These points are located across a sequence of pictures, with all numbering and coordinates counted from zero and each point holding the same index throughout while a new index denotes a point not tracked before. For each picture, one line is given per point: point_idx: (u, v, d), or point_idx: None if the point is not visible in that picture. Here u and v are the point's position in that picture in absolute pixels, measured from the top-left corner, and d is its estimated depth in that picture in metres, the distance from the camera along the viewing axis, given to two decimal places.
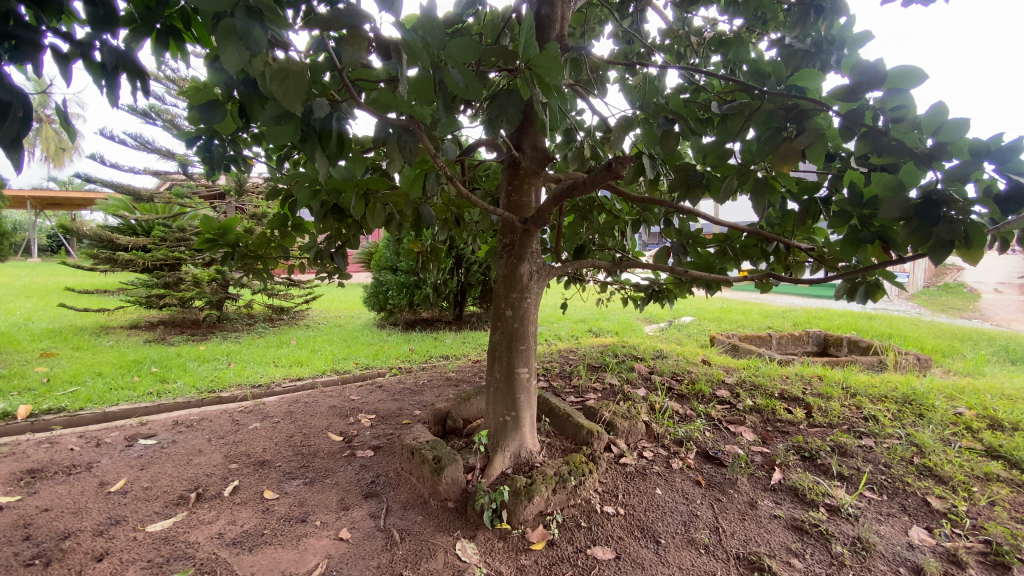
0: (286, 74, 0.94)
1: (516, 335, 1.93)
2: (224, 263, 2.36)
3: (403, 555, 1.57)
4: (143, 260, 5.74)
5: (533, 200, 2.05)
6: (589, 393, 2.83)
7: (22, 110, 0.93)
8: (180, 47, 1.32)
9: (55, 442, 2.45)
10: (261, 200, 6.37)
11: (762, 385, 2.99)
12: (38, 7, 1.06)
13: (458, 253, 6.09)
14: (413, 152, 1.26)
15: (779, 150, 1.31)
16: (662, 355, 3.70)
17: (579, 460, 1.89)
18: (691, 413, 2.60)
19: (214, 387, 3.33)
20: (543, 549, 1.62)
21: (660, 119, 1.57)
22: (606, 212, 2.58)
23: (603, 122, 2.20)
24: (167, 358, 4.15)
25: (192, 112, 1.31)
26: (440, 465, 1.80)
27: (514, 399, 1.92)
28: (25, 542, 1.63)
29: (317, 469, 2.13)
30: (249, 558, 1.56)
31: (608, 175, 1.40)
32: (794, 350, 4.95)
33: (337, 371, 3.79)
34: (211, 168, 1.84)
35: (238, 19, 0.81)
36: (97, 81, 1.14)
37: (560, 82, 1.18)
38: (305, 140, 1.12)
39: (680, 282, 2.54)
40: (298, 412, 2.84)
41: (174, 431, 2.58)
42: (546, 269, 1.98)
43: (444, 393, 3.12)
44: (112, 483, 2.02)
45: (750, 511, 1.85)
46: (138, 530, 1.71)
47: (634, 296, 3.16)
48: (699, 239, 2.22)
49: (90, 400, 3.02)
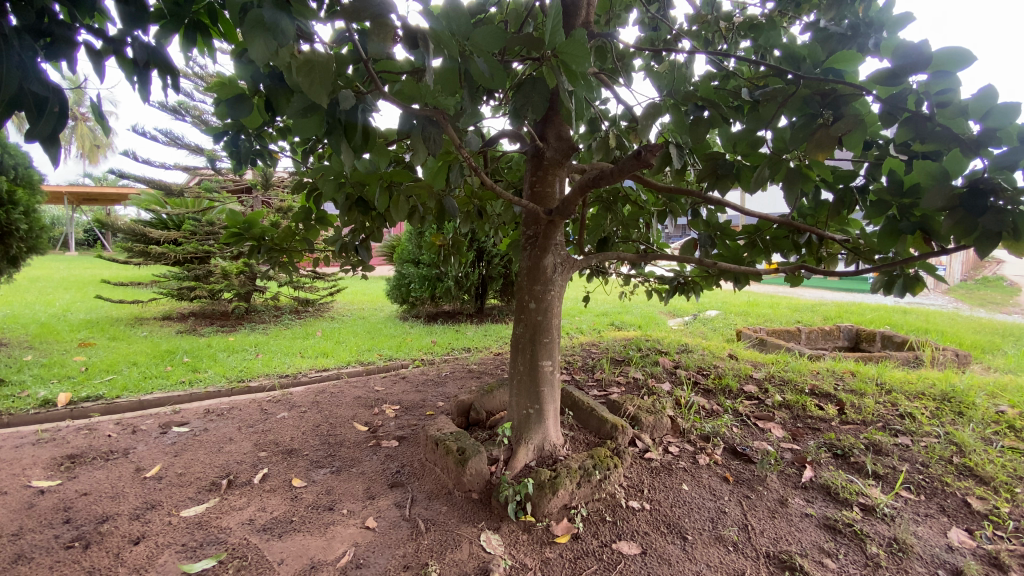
0: (313, 65, 0.94)
1: (539, 328, 1.92)
2: (251, 256, 2.39)
3: (429, 544, 1.58)
4: (174, 253, 5.91)
5: (558, 190, 2.02)
6: (613, 387, 2.81)
7: (59, 106, 0.96)
8: (207, 42, 1.36)
9: (93, 428, 2.54)
10: (287, 194, 6.48)
11: (792, 380, 2.92)
12: (74, 6, 1.10)
13: (480, 246, 6.08)
14: (437, 143, 1.28)
15: (814, 138, 1.27)
16: (687, 349, 3.64)
17: (604, 454, 1.87)
18: (718, 408, 2.56)
19: (243, 376, 3.42)
20: (568, 543, 1.61)
21: (691, 106, 1.55)
22: (631, 203, 2.54)
23: (628, 111, 2.15)
24: (198, 348, 4.26)
25: (220, 107, 1.34)
26: (464, 456, 1.81)
27: (538, 393, 1.91)
28: (65, 525, 1.70)
29: (344, 458, 2.17)
30: (279, 544, 1.59)
31: (637, 165, 1.35)
32: (823, 345, 4.81)
33: (362, 362, 3.85)
34: (239, 163, 1.89)
35: (266, 10, 0.82)
36: (129, 76, 1.18)
37: (587, 71, 1.15)
38: (331, 132, 1.14)
39: (707, 275, 2.47)
40: (325, 402, 2.89)
41: (206, 419, 2.65)
42: (570, 261, 1.96)
43: (466, 385, 3.14)
44: (147, 468, 2.09)
45: (780, 508, 1.81)
46: (173, 515, 1.76)
47: (659, 289, 3.10)
48: (727, 230, 2.18)
49: (126, 388, 3.12)
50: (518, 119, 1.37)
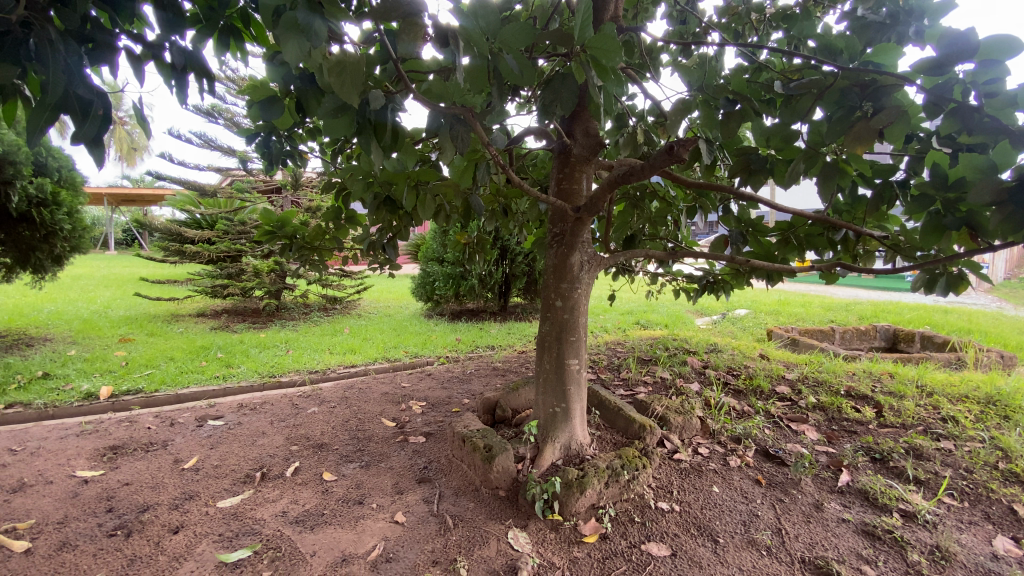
0: (343, 66, 0.95)
1: (566, 326, 1.91)
2: (282, 254, 2.45)
3: (457, 540, 1.59)
4: (208, 251, 6.10)
5: (585, 187, 2.00)
6: (639, 386, 2.77)
7: (102, 108, 1.03)
8: (240, 46, 1.43)
9: (134, 421, 2.64)
10: (316, 194, 6.60)
11: (826, 381, 2.83)
12: (114, 12, 1.15)
13: (503, 244, 6.08)
14: (465, 142, 1.30)
15: (852, 131, 1.23)
16: (716, 348, 3.57)
17: (632, 454, 1.85)
18: (749, 409, 2.51)
19: (274, 372, 3.51)
20: (596, 543, 1.60)
21: (722, 100, 1.51)
22: (659, 199, 2.50)
23: (657, 106, 2.12)
24: (231, 344, 4.39)
25: (253, 109, 1.39)
26: (491, 453, 1.81)
27: (564, 391, 1.90)
28: (108, 513, 1.77)
29: (372, 453, 2.20)
30: (311, 536, 1.63)
31: (669, 160, 1.32)
32: (858, 346, 4.66)
33: (388, 359, 3.90)
34: (270, 163, 1.94)
35: (301, 12, 0.83)
36: (167, 80, 1.24)
37: (617, 65, 1.14)
38: (361, 132, 1.17)
39: (737, 273, 2.42)
40: (353, 398, 2.94)
41: (239, 413, 2.73)
42: (597, 259, 1.93)
43: (491, 383, 3.15)
44: (185, 460, 2.16)
45: (815, 513, 1.76)
46: (210, 505, 1.81)
47: (687, 288, 3.05)
48: (760, 227, 2.12)
49: (164, 382, 3.24)
50: (546, 116, 1.37)
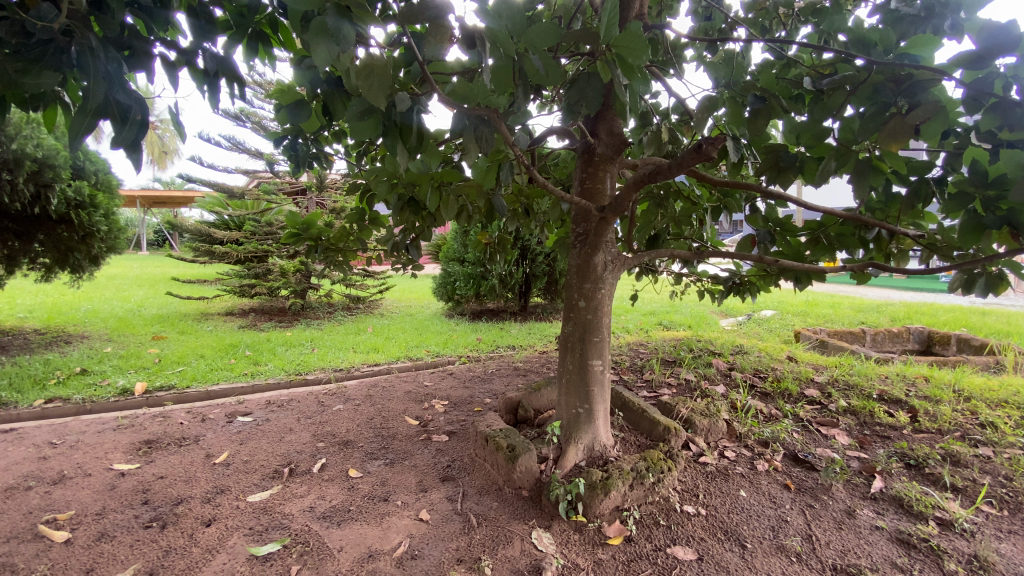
0: (371, 69, 0.97)
1: (589, 327, 1.90)
2: (308, 255, 2.49)
3: (481, 539, 1.59)
4: (236, 252, 6.25)
5: (609, 187, 1.99)
6: (663, 388, 2.74)
7: (140, 114, 1.08)
8: (268, 51, 1.48)
9: (167, 416, 2.72)
10: (340, 196, 6.71)
11: (857, 385, 2.76)
12: (151, 20, 1.22)
13: (524, 244, 6.08)
14: (488, 143, 1.31)
15: (887, 128, 1.19)
16: (742, 350, 3.51)
17: (657, 457, 1.83)
18: (777, 412, 2.46)
19: (301, 370, 3.57)
20: (621, 545, 1.58)
21: (750, 97, 1.48)
22: (683, 198, 2.47)
23: (681, 103, 2.09)
24: (259, 342, 4.49)
25: (281, 113, 1.43)
26: (514, 453, 1.82)
27: (587, 392, 1.89)
28: (144, 506, 1.83)
29: (397, 451, 2.22)
30: (338, 532, 1.65)
31: (697, 158, 1.29)
32: (891, 348, 4.52)
33: (410, 358, 3.94)
34: (296, 166, 1.99)
35: (330, 18, 0.84)
36: (200, 86, 1.29)
37: (644, 63, 1.13)
38: (387, 134, 1.19)
39: (765, 273, 2.37)
40: (377, 396, 2.98)
41: (268, 410, 2.79)
42: (621, 259, 1.91)
43: (513, 383, 3.15)
44: (216, 455, 2.22)
45: (847, 520, 1.72)
46: (241, 499, 1.85)
47: (711, 288, 3.00)
48: (788, 227, 2.07)
49: (194, 378, 3.34)
50: (570, 115, 1.36)
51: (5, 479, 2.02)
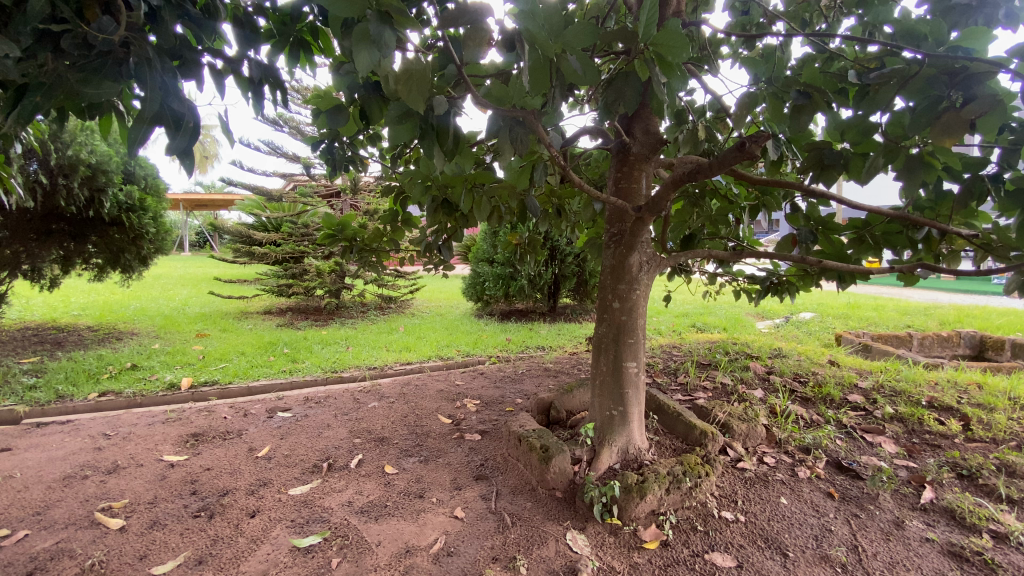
0: (410, 74, 0.99)
1: (624, 328, 1.88)
2: (345, 256, 2.55)
3: (515, 539, 1.60)
4: (274, 252, 6.45)
5: (644, 187, 1.97)
6: (698, 392, 2.68)
7: (192, 121, 1.13)
8: (308, 58, 1.55)
9: (212, 410, 2.83)
10: (373, 197, 6.84)
11: (904, 391, 2.64)
12: (199, 32, 1.29)
13: (554, 244, 6.06)
14: (523, 144, 1.32)
15: (940, 122, 1.13)
16: (780, 353, 3.41)
17: (694, 461, 1.81)
18: (818, 418, 2.38)
19: (336, 367, 3.67)
20: (657, 549, 1.56)
21: (793, 92, 1.43)
22: (719, 197, 2.42)
23: (717, 101, 2.05)
24: (296, 341, 4.62)
25: (321, 118, 1.47)
26: (548, 454, 1.82)
27: (622, 394, 1.88)
28: (193, 496, 1.91)
29: (431, 448, 2.26)
30: (376, 526, 1.69)
31: (740, 157, 1.26)
32: (939, 353, 4.31)
33: (442, 357, 3.99)
34: (332, 169, 2.05)
35: (373, 24, 0.87)
36: (245, 93, 1.36)
37: (683, 61, 1.12)
38: (424, 138, 1.21)
39: (805, 274, 2.31)
40: (410, 394, 3.03)
41: (306, 406, 2.87)
42: (657, 260, 1.89)
43: (544, 383, 3.15)
44: (259, 448, 2.30)
45: (896, 531, 1.65)
46: (283, 492, 1.92)
47: (748, 288, 2.94)
48: (831, 226, 2.01)
49: (237, 374, 3.47)
50: (607, 115, 1.35)
51: (64, 468, 2.14)
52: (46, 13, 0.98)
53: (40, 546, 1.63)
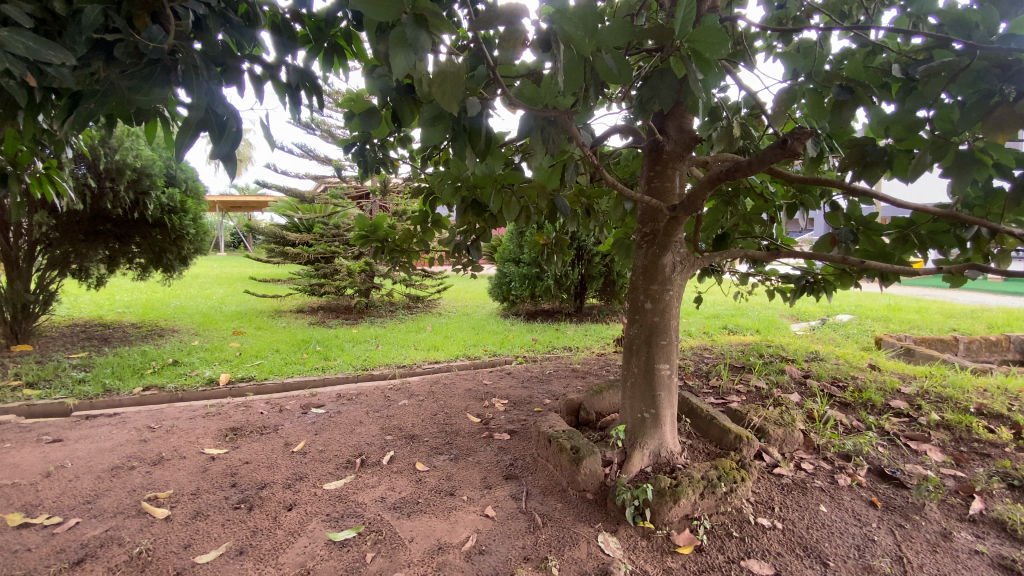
0: (445, 76, 1.00)
1: (656, 329, 1.86)
2: (376, 256, 2.59)
3: (547, 539, 1.60)
4: (306, 253, 6.62)
5: (677, 186, 1.94)
6: (732, 396, 2.63)
7: (235, 126, 1.17)
8: (342, 62, 1.59)
9: (249, 406, 2.92)
10: (401, 198, 6.94)
11: (951, 398, 2.53)
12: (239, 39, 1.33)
13: (581, 244, 6.03)
14: (555, 144, 1.32)
15: (992, 117, 1.06)
16: (817, 357, 3.31)
17: (729, 466, 1.77)
18: (859, 424, 2.30)
19: (367, 365, 3.73)
20: (691, 554, 1.54)
21: (835, 87, 1.39)
22: (753, 196, 2.37)
23: (752, 97, 2.00)
24: (328, 339, 4.73)
25: (355, 121, 1.50)
26: (579, 455, 1.81)
27: (654, 396, 1.86)
28: (233, 488, 1.98)
29: (460, 447, 2.27)
30: (409, 523, 1.71)
31: (780, 155, 1.23)
32: (988, 358, 4.11)
33: (469, 356, 4.02)
34: (364, 171, 2.09)
35: (409, 27, 0.88)
36: (283, 97, 1.40)
37: (721, 57, 1.10)
38: (456, 139, 1.22)
39: (843, 275, 2.23)
40: (440, 392, 3.06)
41: (338, 403, 2.94)
42: (690, 260, 1.86)
43: (572, 384, 3.14)
44: (295, 443, 2.36)
45: (942, 542, 1.59)
46: (318, 487, 1.96)
47: (782, 289, 2.86)
48: (872, 225, 1.94)
49: (272, 371, 3.57)
50: (640, 113, 1.34)
51: (113, 459, 2.24)
52: (100, 22, 1.04)
53: (91, 533, 1.71)
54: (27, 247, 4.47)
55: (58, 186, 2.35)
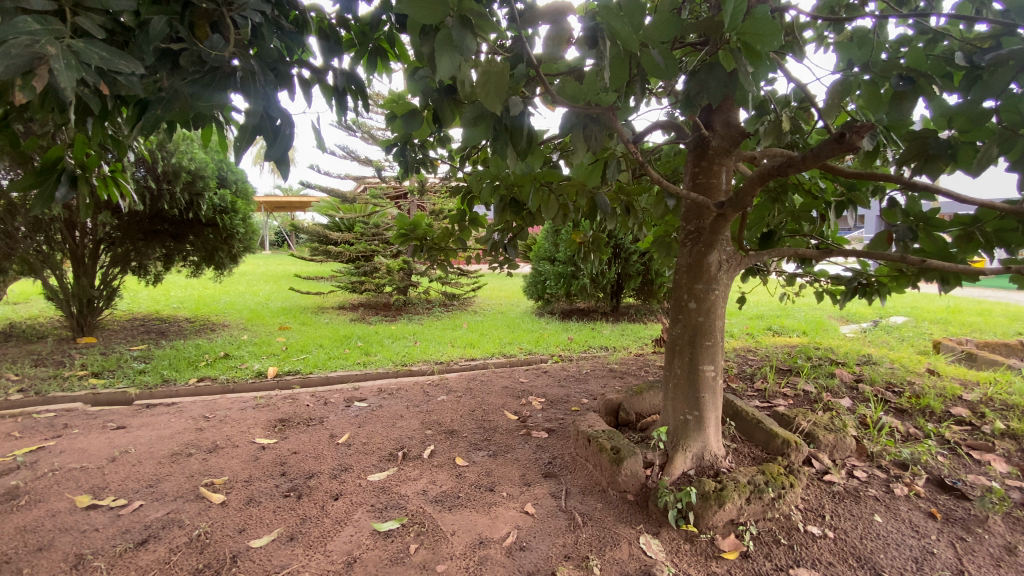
0: (489, 75, 1.01)
1: (701, 329, 1.82)
2: (415, 254, 2.63)
3: (587, 538, 1.60)
4: (347, 251, 6.82)
5: (724, 183, 1.89)
6: (778, 399, 2.55)
7: (288, 129, 1.22)
8: (385, 64, 1.63)
9: (295, 398, 3.04)
10: (439, 198, 7.03)
11: (1019, 406, 2.37)
12: (288, 45, 1.39)
13: (618, 242, 5.95)
14: (598, 141, 1.30)
15: None
16: (870, 360, 3.17)
17: (777, 471, 1.73)
18: (916, 432, 2.19)
19: (406, 361, 3.82)
20: (737, 560, 1.51)
21: (894, 78, 1.32)
22: (802, 192, 2.29)
23: (802, 89, 1.93)
24: (369, 335, 4.86)
25: (398, 122, 1.53)
26: (619, 456, 1.80)
27: (697, 398, 1.82)
28: (282, 477, 2.06)
29: (499, 443, 2.29)
30: (450, 516, 1.74)
31: (837, 148, 1.18)
32: None
33: (505, 354, 4.05)
34: (404, 172, 2.13)
35: (454, 29, 0.89)
36: (329, 100, 1.44)
37: (774, 49, 1.06)
38: (498, 139, 1.23)
39: (900, 275, 2.12)
40: (477, 389, 3.09)
41: (380, 397, 3.01)
42: (737, 258, 1.81)
43: (610, 384, 3.11)
44: (339, 435, 2.44)
45: (1009, 558, 1.50)
46: (363, 478, 2.02)
47: (832, 290, 2.75)
48: (933, 221, 1.84)
49: (317, 365, 3.70)
50: (688, 108, 1.30)
51: (173, 446, 2.38)
52: (165, 33, 1.09)
53: (153, 515, 1.82)
54: (92, 246, 4.78)
55: (124, 187, 2.49)
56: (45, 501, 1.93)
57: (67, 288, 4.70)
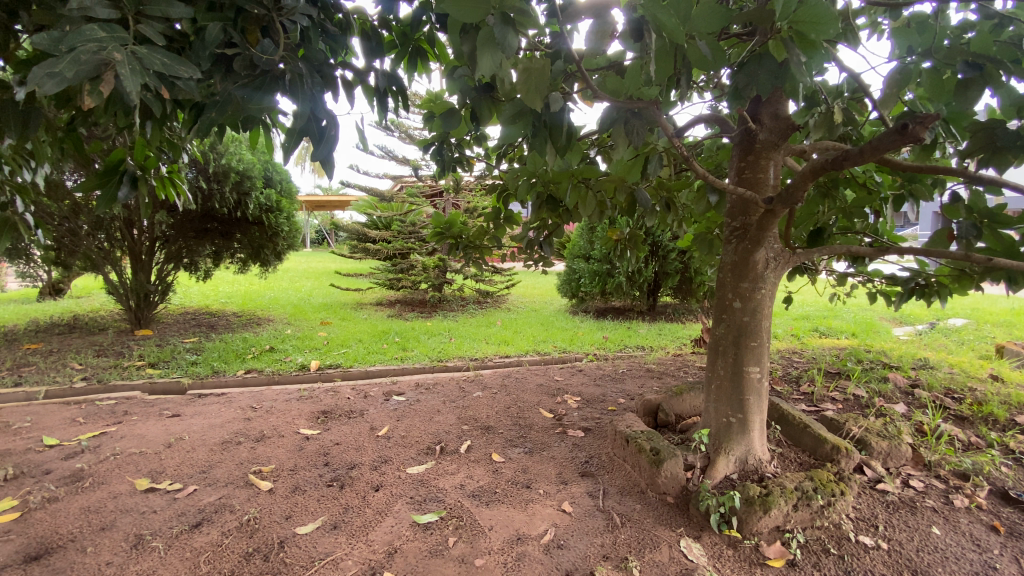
0: (530, 72, 1.00)
1: (746, 329, 1.77)
2: (451, 252, 2.66)
3: (626, 539, 1.58)
4: (384, 249, 6.97)
5: (771, 178, 1.83)
6: (826, 403, 2.45)
7: (334, 130, 1.24)
8: (425, 64, 1.66)
9: (337, 391, 3.13)
10: (474, 196, 7.09)
11: None
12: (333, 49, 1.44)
13: (655, 240, 5.84)
14: (640, 136, 1.26)
15: None
16: (926, 364, 3.00)
17: (826, 478, 1.66)
18: (978, 441, 2.06)
19: (442, 357, 3.87)
20: (783, 568, 1.46)
21: (960, 64, 1.24)
22: (854, 188, 2.18)
23: (855, 79, 1.84)
24: (405, 330, 4.95)
25: (436, 122, 1.55)
26: (659, 457, 1.77)
27: (742, 401, 1.77)
28: (325, 466, 2.13)
29: (535, 441, 2.30)
30: (488, 511, 1.76)
31: (900, 141, 1.11)
32: None
33: (540, 352, 4.05)
34: (441, 170, 2.15)
35: (496, 27, 0.89)
36: (372, 102, 1.48)
37: (830, 36, 1.02)
38: (537, 136, 1.23)
39: (963, 275, 2.00)
40: (512, 386, 3.10)
41: (417, 391, 3.07)
42: (786, 256, 1.74)
43: (647, 384, 3.06)
44: (379, 428, 2.50)
45: None
46: (402, 470, 2.07)
47: (886, 290, 2.62)
48: (1000, 217, 1.72)
49: (356, 359, 3.80)
50: (735, 101, 1.25)
51: (223, 434, 2.49)
52: (220, 38, 1.14)
53: (205, 500, 1.92)
54: (148, 244, 5.06)
55: (179, 187, 2.62)
56: (108, 483, 2.06)
57: (126, 283, 4.99)
